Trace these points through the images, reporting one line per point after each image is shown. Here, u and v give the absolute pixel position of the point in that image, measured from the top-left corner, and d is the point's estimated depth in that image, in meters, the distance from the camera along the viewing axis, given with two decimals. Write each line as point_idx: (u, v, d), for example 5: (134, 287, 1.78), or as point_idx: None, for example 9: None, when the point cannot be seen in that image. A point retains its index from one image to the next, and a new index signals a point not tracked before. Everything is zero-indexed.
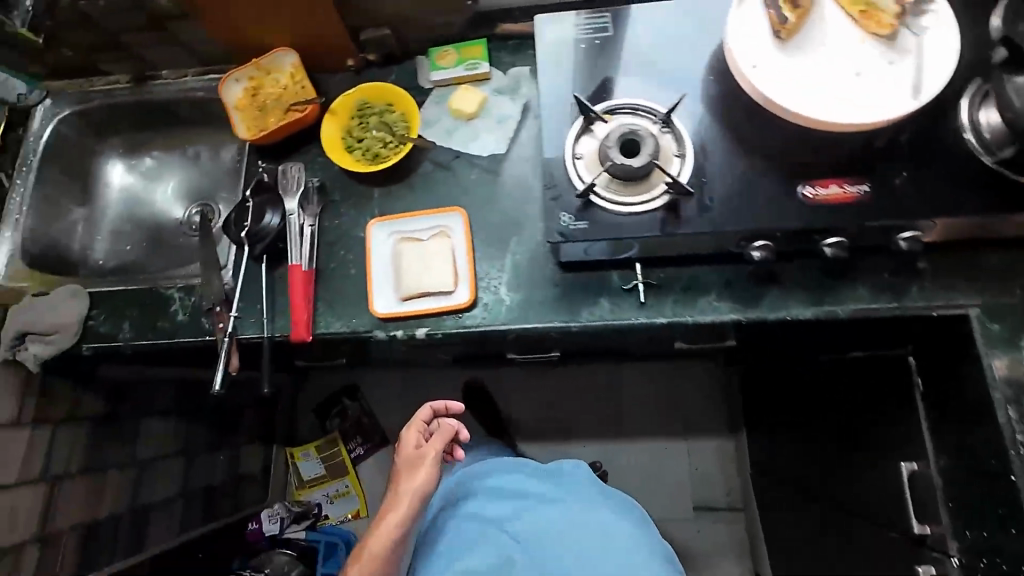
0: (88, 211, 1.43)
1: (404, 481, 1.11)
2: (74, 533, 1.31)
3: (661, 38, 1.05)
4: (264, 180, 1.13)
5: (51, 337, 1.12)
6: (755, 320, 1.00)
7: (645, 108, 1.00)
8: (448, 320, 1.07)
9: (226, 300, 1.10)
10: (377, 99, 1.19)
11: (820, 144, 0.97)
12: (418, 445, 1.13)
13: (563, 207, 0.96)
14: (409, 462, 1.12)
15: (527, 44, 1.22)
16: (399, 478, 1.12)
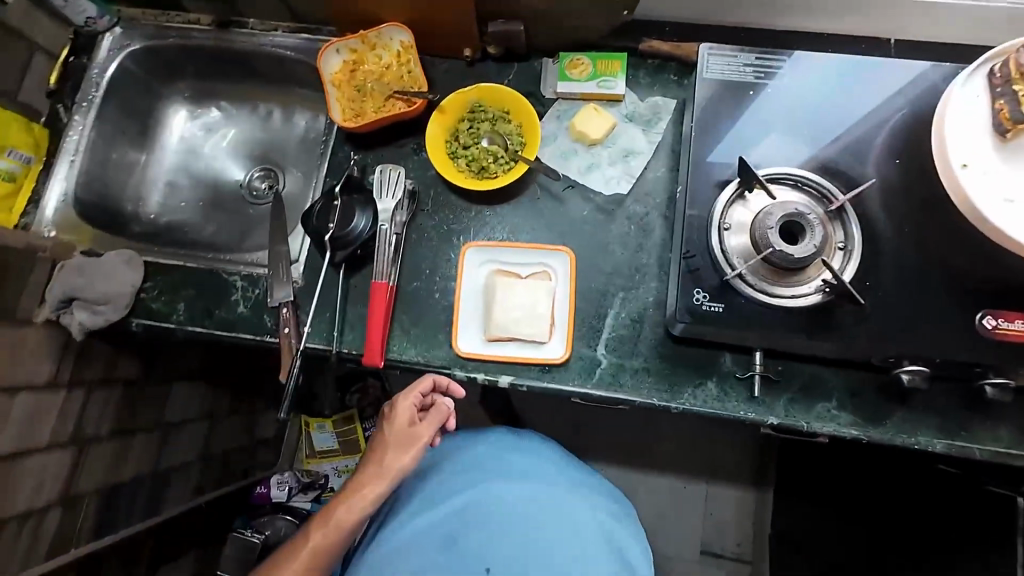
0: (149, 160, 1.31)
1: (387, 459, 0.92)
2: (96, 497, 1.25)
3: (844, 100, 0.92)
4: (355, 178, 1.01)
5: (100, 307, 1.02)
6: (877, 442, 0.89)
7: (814, 184, 0.87)
8: (534, 372, 0.97)
9: (294, 300, 1.02)
10: (493, 102, 1.04)
11: (1003, 264, 0.84)
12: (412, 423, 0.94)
13: (700, 283, 0.86)
14: (397, 439, 0.93)
15: (670, 66, 1.05)
16: (380, 455, 0.93)
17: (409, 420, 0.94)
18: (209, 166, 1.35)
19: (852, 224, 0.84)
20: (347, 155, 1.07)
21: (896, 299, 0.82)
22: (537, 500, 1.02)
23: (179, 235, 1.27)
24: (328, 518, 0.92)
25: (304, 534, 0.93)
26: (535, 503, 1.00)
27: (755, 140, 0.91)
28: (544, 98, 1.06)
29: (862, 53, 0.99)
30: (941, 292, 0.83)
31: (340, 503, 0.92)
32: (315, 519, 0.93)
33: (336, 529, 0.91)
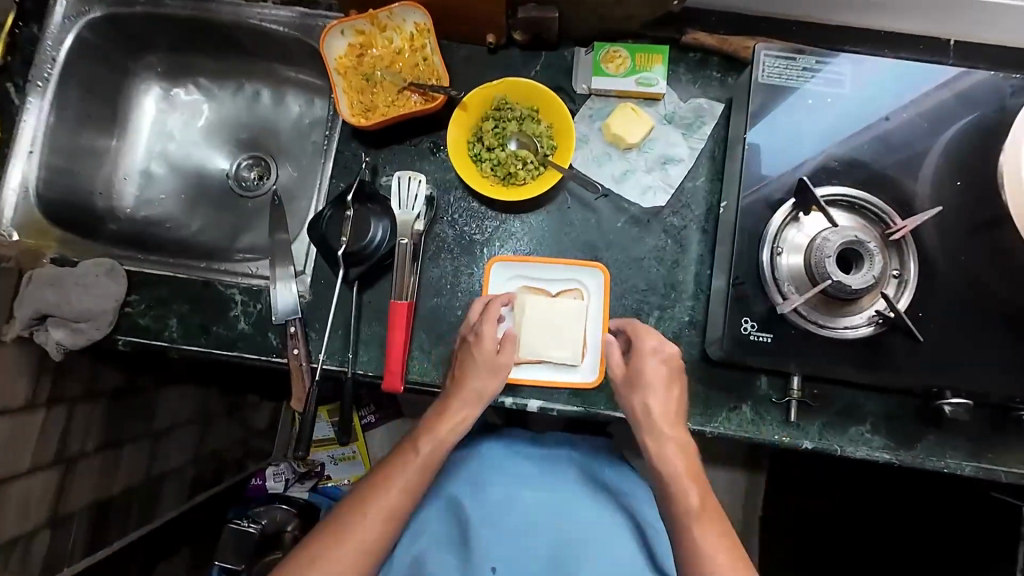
0: (120, 146, 1.17)
1: (468, 386, 0.82)
2: (87, 513, 1.17)
3: (907, 112, 0.86)
4: (366, 185, 0.92)
5: (80, 325, 0.92)
6: (907, 465, 0.86)
7: (869, 208, 0.84)
8: (564, 395, 0.91)
9: (302, 317, 0.93)
10: (520, 98, 0.94)
11: None
12: (494, 348, 0.83)
13: (749, 312, 0.84)
14: (478, 365, 0.83)
15: (713, 60, 0.96)
16: (458, 386, 0.83)
17: (491, 340, 0.83)
18: (189, 153, 1.21)
19: (910, 250, 0.82)
20: (358, 155, 0.97)
21: (949, 332, 0.82)
22: (536, 493, 0.93)
23: (159, 232, 1.15)
24: (393, 471, 0.79)
25: (352, 514, 0.76)
26: (539, 509, 0.91)
27: (810, 155, 0.86)
28: (575, 93, 0.97)
29: (921, 55, 0.92)
30: (982, 320, 0.82)
31: (400, 457, 0.80)
32: (359, 489, 0.78)
33: (401, 486, 0.78)
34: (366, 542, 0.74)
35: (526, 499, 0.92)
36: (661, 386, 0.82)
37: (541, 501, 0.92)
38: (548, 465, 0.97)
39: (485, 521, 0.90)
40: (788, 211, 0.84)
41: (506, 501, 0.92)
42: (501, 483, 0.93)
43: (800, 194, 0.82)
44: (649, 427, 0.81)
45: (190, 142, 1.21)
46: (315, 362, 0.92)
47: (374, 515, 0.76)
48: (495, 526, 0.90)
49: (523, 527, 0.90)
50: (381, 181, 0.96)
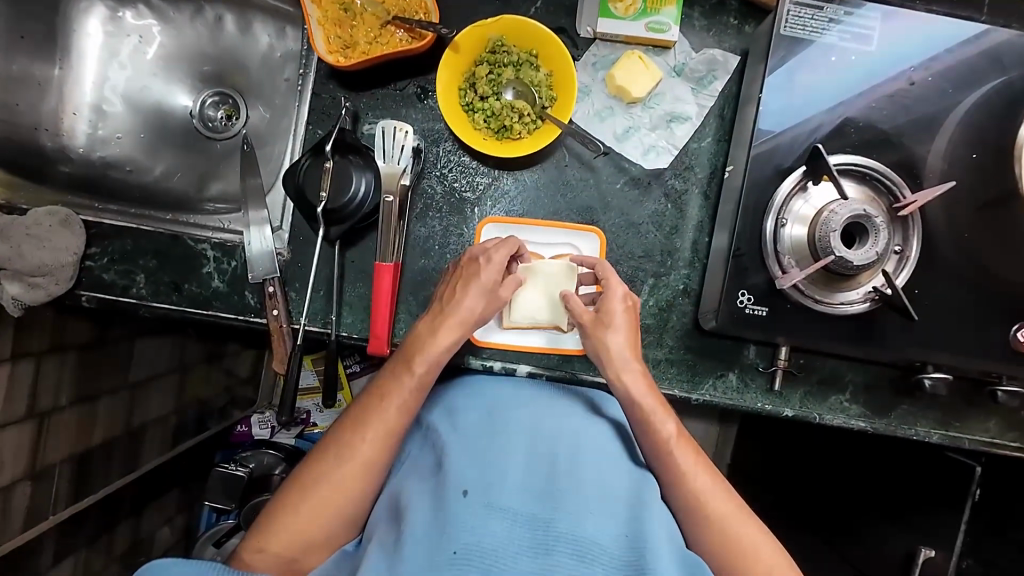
0: (64, 76, 1.03)
1: (460, 311, 0.77)
2: (68, 465, 1.17)
3: (931, 75, 0.81)
4: (347, 135, 0.84)
5: (35, 280, 0.84)
6: (880, 432, 0.89)
7: (876, 179, 0.81)
8: (553, 360, 0.91)
9: (281, 277, 0.88)
10: (518, 40, 0.85)
11: None
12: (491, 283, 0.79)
13: (748, 285, 0.82)
14: (474, 291, 0.77)
15: (730, 4, 0.88)
16: (449, 310, 0.78)
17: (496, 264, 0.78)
18: (146, 87, 1.08)
19: (915, 226, 0.81)
20: (337, 99, 0.88)
21: (941, 309, 0.82)
22: (523, 410, 0.82)
23: (119, 176, 1.05)
24: (385, 396, 0.76)
25: (343, 443, 0.74)
26: (530, 425, 0.79)
27: (827, 120, 0.81)
28: (578, 37, 0.88)
29: (952, 9, 0.85)
30: (971, 297, 0.82)
31: (391, 378, 0.77)
32: (353, 414, 0.77)
33: (394, 407, 0.75)
34: (362, 464, 0.73)
35: (503, 414, 0.81)
36: (623, 326, 0.79)
37: (524, 417, 0.80)
38: (528, 387, 0.87)
39: (460, 443, 0.76)
40: (798, 179, 0.81)
41: (483, 423, 0.80)
42: (481, 406, 0.83)
43: (812, 163, 0.79)
44: (629, 364, 0.78)
45: (146, 75, 1.08)
46: (296, 324, 0.88)
47: (373, 434, 0.74)
48: (473, 445, 0.75)
49: (506, 445, 0.75)
50: (364, 130, 0.88)
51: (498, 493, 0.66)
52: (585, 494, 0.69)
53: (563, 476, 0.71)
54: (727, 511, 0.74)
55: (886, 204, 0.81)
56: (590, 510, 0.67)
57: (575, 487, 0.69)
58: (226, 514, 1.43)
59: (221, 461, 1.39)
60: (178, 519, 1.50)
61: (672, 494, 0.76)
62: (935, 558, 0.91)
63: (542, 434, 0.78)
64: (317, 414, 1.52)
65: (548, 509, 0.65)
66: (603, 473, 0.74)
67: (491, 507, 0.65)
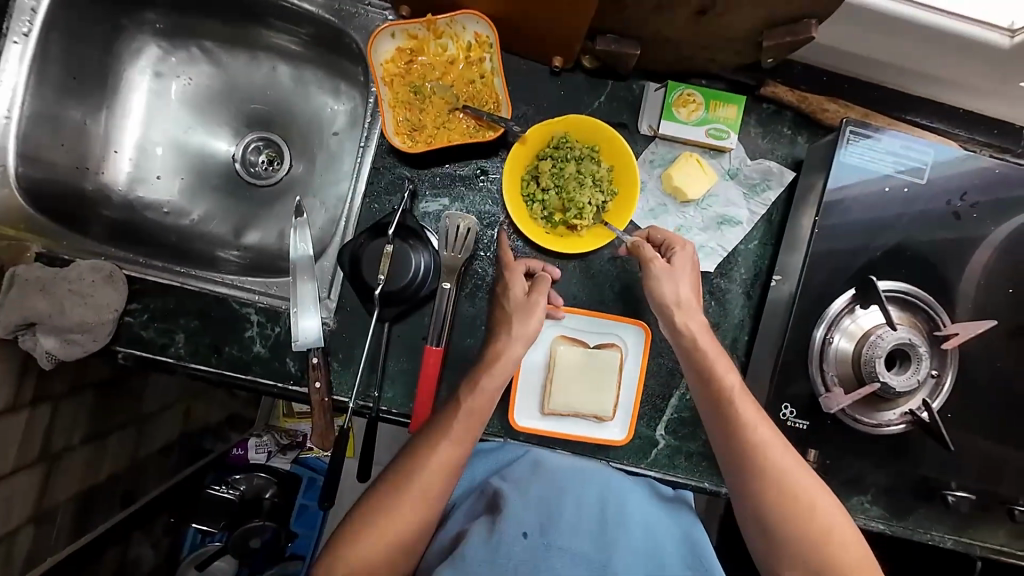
0: (110, 116, 1.02)
1: (511, 360, 0.79)
2: (71, 505, 1.13)
3: (976, 208, 0.85)
4: (408, 217, 0.84)
5: (72, 335, 0.82)
6: (898, 535, 0.92)
7: (923, 304, 0.84)
8: (591, 448, 0.91)
9: (325, 347, 0.87)
10: (582, 136, 0.87)
11: None
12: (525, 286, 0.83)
13: (791, 397, 0.84)
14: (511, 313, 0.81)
15: (786, 115, 0.91)
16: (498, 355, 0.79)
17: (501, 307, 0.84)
18: (190, 129, 1.07)
19: (952, 360, 0.84)
20: (397, 174, 0.88)
21: (965, 426, 0.86)
22: (571, 463, 0.85)
23: (154, 218, 1.03)
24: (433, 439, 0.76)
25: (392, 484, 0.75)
26: (580, 478, 0.81)
27: (875, 242, 0.84)
28: (638, 133, 0.90)
29: (992, 141, 0.90)
30: (994, 416, 0.87)
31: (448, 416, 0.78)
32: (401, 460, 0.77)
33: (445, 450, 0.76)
34: (407, 509, 0.73)
35: (552, 465, 0.83)
36: (685, 354, 0.80)
37: (571, 468, 0.83)
38: (568, 461, 0.85)
39: (513, 484, 0.79)
40: (847, 300, 0.84)
41: (531, 470, 0.82)
42: (532, 457, 0.85)
43: (863, 287, 0.83)
44: (716, 388, 0.77)
45: (193, 116, 1.08)
46: (337, 396, 0.87)
47: (427, 473, 0.75)
48: (528, 492, 0.76)
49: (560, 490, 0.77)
50: (420, 208, 0.88)
51: (555, 531, 0.70)
52: (632, 542, 0.72)
53: (616, 525, 0.73)
54: (828, 525, 0.73)
55: (927, 330, 0.84)
56: (637, 560, 0.70)
57: (630, 531, 0.74)
58: (213, 536, 1.41)
59: (211, 483, 1.41)
60: None
61: (770, 511, 0.73)
62: None
63: (591, 482, 0.81)
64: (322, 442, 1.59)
65: (604, 556, 0.68)
66: (650, 523, 0.78)
67: (548, 545, 0.68)
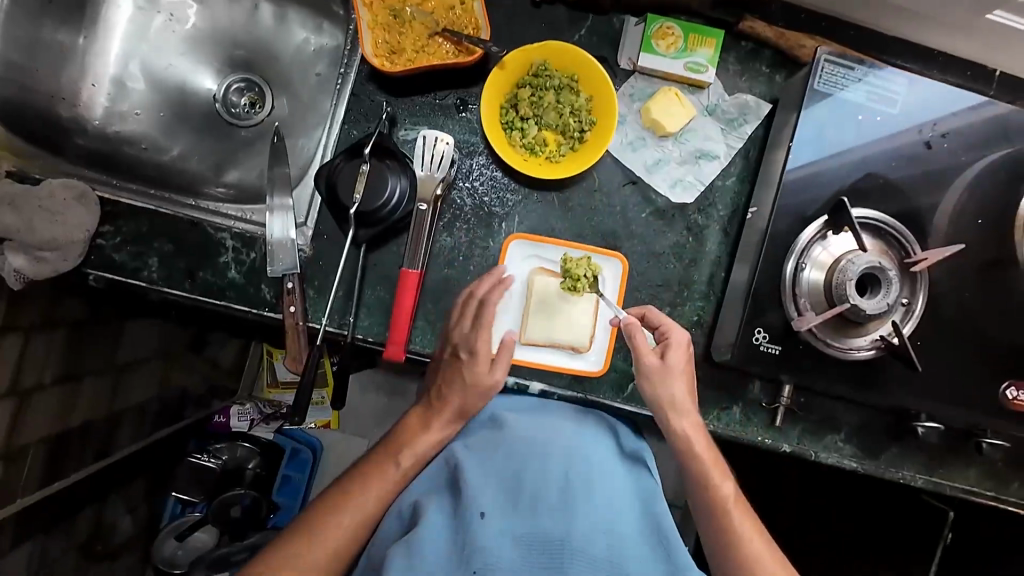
0: (88, 45, 1.00)
1: (489, 382, 0.82)
2: (42, 446, 1.11)
3: (947, 140, 0.86)
4: (386, 140, 0.84)
5: (41, 253, 0.81)
6: (870, 473, 0.93)
7: (894, 233, 0.85)
8: (568, 381, 0.91)
9: (301, 273, 0.86)
10: (560, 66, 0.87)
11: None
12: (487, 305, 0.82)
13: (764, 323, 0.85)
14: (464, 381, 0.82)
15: (764, 53, 0.92)
16: (477, 374, 0.82)
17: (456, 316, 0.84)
18: (170, 65, 1.06)
19: (922, 282, 0.86)
20: (377, 102, 0.88)
21: (934, 360, 0.88)
22: (539, 432, 0.86)
23: (132, 153, 1.02)
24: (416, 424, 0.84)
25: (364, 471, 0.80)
26: (546, 449, 0.83)
27: (850, 173, 0.85)
28: (618, 67, 0.91)
29: (966, 81, 0.91)
30: (964, 350, 0.88)
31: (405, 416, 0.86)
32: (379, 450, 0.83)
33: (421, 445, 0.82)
34: (374, 495, 0.78)
35: (518, 436, 0.85)
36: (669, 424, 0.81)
37: (537, 436, 0.85)
38: (538, 406, 0.90)
39: (478, 463, 0.81)
40: (819, 227, 0.85)
41: (494, 441, 0.85)
42: (499, 426, 0.86)
43: (835, 213, 0.83)
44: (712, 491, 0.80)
45: (174, 54, 1.07)
46: (312, 323, 0.87)
47: (398, 466, 0.80)
48: (493, 474, 0.80)
49: (524, 461, 0.82)
50: (399, 135, 0.88)
51: (514, 516, 0.75)
52: (587, 509, 0.77)
53: (575, 499, 0.78)
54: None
55: (898, 258, 0.85)
56: (591, 527, 0.75)
57: (586, 502, 0.78)
58: (194, 506, 1.50)
59: (194, 450, 1.51)
60: (143, 507, 1.45)
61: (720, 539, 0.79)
62: None
63: (556, 450, 0.84)
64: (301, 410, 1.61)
65: (560, 531, 0.73)
66: (606, 481, 0.83)
67: (506, 531, 0.73)
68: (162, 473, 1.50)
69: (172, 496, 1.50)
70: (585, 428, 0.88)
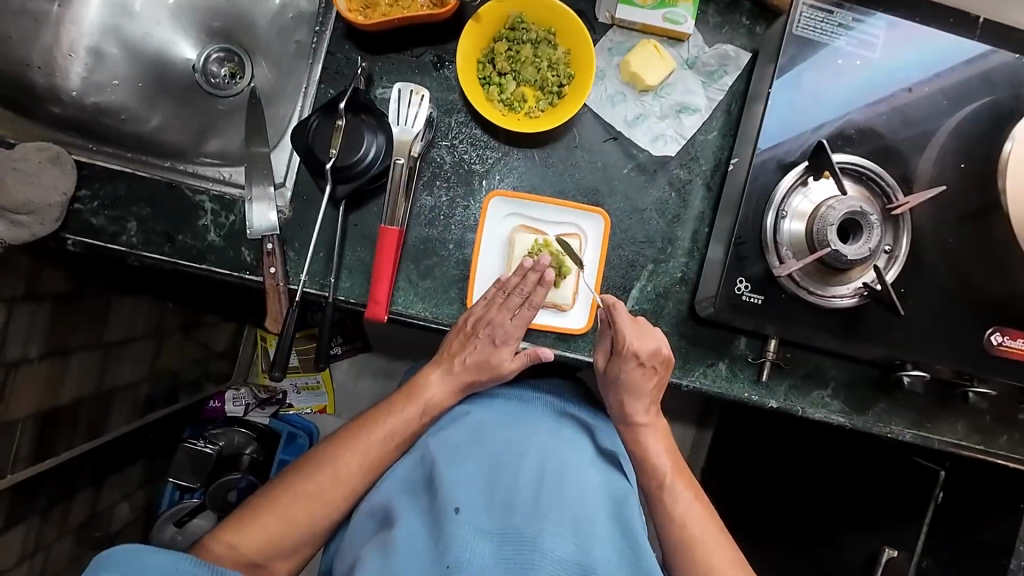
0: (62, 14, 0.98)
1: (503, 370, 0.87)
2: (30, 421, 1.11)
3: (928, 85, 0.86)
4: (361, 95, 0.83)
5: (16, 217, 0.80)
6: (858, 428, 0.92)
7: (875, 179, 0.85)
8: (552, 339, 0.91)
9: (280, 235, 0.86)
10: (537, 19, 0.86)
11: (1008, 276, 0.87)
12: (523, 296, 0.84)
13: (746, 274, 0.84)
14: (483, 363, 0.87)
15: (744, 4, 0.91)
16: (498, 361, 0.86)
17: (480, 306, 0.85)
18: (147, 35, 1.05)
19: (905, 226, 0.85)
20: (353, 60, 0.87)
21: (919, 310, 0.87)
22: (513, 432, 0.87)
23: (110, 123, 1.01)
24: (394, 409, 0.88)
25: (342, 441, 0.86)
26: (520, 447, 0.85)
27: (831, 120, 0.84)
28: (596, 21, 0.90)
29: (947, 28, 0.87)
30: (949, 299, 0.87)
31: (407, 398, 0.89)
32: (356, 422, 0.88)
33: (388, 428, 0.87)
34: (349, 468, 0.84)
35: (493, 436, 0.87)
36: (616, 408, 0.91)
37: (511, 436, 0.87)
38: (514, 410, 0.92)
39: (452, 460, 0.83)
40: (800, 174, 0.84)
41: (470, 439, 0.86)
42: (475, 426, 0.88)
43: (814, 158, 0.82)
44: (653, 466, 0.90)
45: (150, 23, 1.06)
46: (293, 284, 0.86)
47: (376, 438, 0.86)
48: (466, 470, 0.81)
49: (499, 458, 0.84)
50: (376, 93, 0.87)
51: (484, 513, 0.76)
52: (559, 507, 0.77)
53: (547, 497, 0.78)
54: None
55: (881, 205, 0.85)
56: (561, 526, 0.75)
57: (558, 500, 0.78)
58: (190, 493, 1.48)
59: (189, 437, 1.48)
60: (135, 489, 1.45)
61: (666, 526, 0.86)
62: (898, 558, 0.98)
63: (529, 449, 0.85)
64: (294, 395, 1.67)
65: (530, 528, 0.74)
66: (580, 480, 0.83)
67: (475, 526, 0.74)
68: (155, 453, 1.50)
69: (169, 481, 1.46)
70: (559, 427, 0.91)
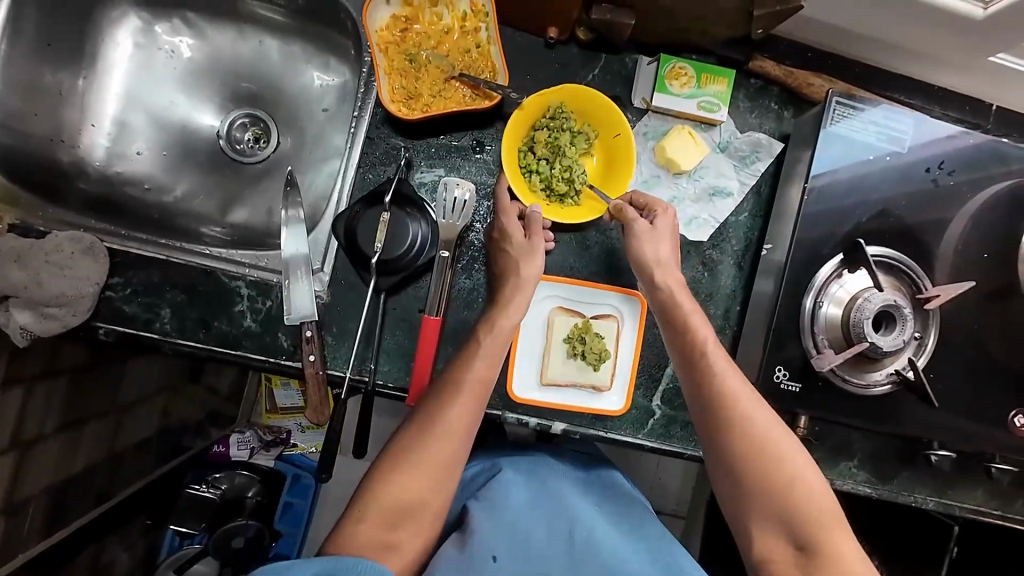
0: (88, 86, 0.98)
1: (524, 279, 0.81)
2: (45, 497, 1.08)
3: (954, 177, 0.89)
4: (405, 186, 0.85)
5: (48, 309, 0.79)
6: (884, 498, 0.92)
7: (907, 271, 0.88)
8: (590, 420, 0.90)
9: (318, 320, 0.84)
10: (574, 107, 0.88)
11: None
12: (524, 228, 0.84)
13: (783, 359, 0.87)
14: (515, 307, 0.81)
15: (773, 90, 0.93)
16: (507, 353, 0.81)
17: (528, 282, 0.82)
18: (173, 103, 1.04)
19: (934, 319, 0.89)
20: (393, 144, 0.87)
21: (944, 390, 0.90)
22: (540, 493, 0.88)
23: (134, 194, 0.99)
24: (447, 392, 0.76)
25: (405, 446, 0.75)
26: (549, 509, 0.85)
27: (863, 210, 0.88)
28: (631, 106, 0.91)
29: (964, 116, 0.94)
30: (973, 381, 0.90)
31: (471, 370, 0.77)
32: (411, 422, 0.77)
33: (448, 419, 0.75)
34: (421, 466, 0.73)
35: (522, 494, 0.86)
36: (666, 320, 0.83)
37: (538, 496, 0.87)
38: (539, 472, 0.91)
39: (486, 507, 0.83)
40: (836, 265, 0.87)
41: (500, 490, 0.85)
42: (508, 483, 0.87)
43: (850, 252, 0.86)
44: (718, 395, 0.78)
45: (175, 90, 1.04)
46: (332, 370, 0.85)
47: (437, 429, 0.75)
48: (501, 521, 0.81)
49: (532, 514, 0.84)
50: (415, 178, 0.87)
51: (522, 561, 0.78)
52: (595, 562, 0.79)
53: (582, 554, 0.80)
54: (817, 504, 0.74)
55: (910, 293, 0.88)
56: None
57: (594, 556, 0.80)
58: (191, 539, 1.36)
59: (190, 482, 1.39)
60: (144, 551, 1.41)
61: (758, 486, 0.76)
62: None
63: (557, 503, 0.86)
64: (298, 434, 1.55)
65: None
66: (613, 539, 0.83)
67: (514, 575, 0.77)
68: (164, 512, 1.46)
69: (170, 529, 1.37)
70: (586, 493, 0.91)
